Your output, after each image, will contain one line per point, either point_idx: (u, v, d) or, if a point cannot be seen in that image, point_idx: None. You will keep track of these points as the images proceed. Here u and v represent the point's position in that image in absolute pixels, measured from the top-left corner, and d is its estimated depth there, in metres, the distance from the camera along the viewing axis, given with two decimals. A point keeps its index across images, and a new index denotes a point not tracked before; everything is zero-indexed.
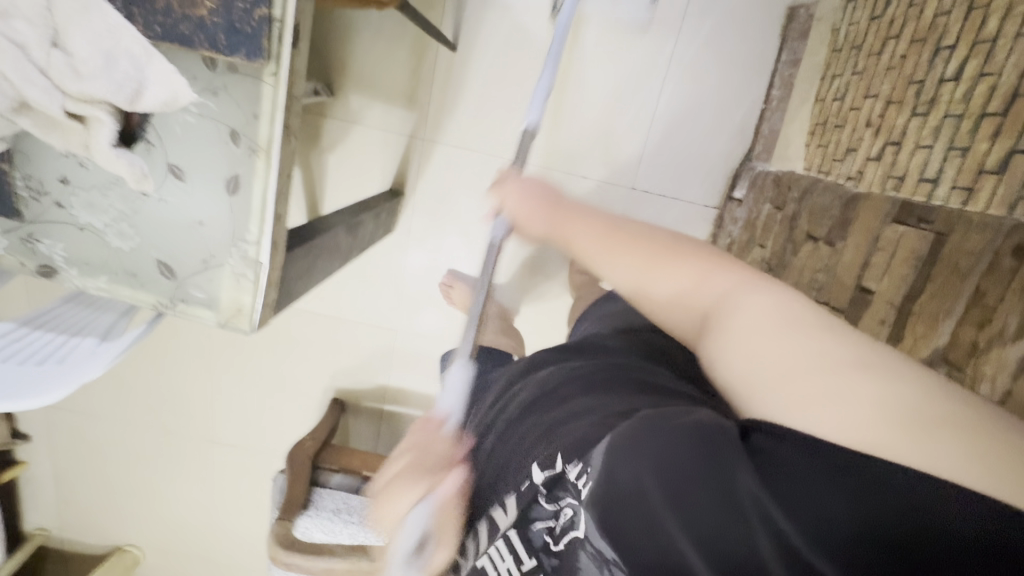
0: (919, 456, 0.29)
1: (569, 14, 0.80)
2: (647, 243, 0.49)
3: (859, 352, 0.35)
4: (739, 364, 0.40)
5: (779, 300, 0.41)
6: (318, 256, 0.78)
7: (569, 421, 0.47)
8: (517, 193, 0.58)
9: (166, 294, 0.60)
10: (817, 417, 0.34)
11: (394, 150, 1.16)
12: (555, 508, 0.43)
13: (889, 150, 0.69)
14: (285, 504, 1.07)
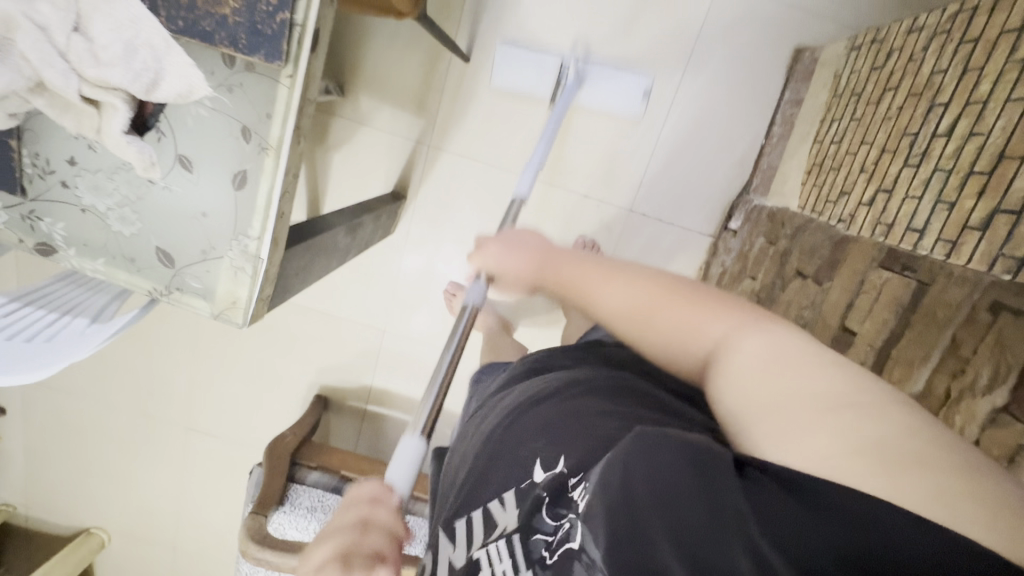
0: (903, 499, 0.31)
1: (560, 108, 0.96)
2: (646, 283, 0.51)
3: (844, 391, 0.37)
4: (730, 401, 0.43)
5: (776, 343, 0.42)
6: (316, 254, 0.78)
7: (574, 436, 0.48)
8: (493, 252, 0.62)
9: (162, 282, 0.60)
10: (809, 461, 0.35)
11: (400, 154, 1.18)
12: (556, 523, 0.42)
13: (880, 197, 0.71)
14: (260, 499, 1.07)
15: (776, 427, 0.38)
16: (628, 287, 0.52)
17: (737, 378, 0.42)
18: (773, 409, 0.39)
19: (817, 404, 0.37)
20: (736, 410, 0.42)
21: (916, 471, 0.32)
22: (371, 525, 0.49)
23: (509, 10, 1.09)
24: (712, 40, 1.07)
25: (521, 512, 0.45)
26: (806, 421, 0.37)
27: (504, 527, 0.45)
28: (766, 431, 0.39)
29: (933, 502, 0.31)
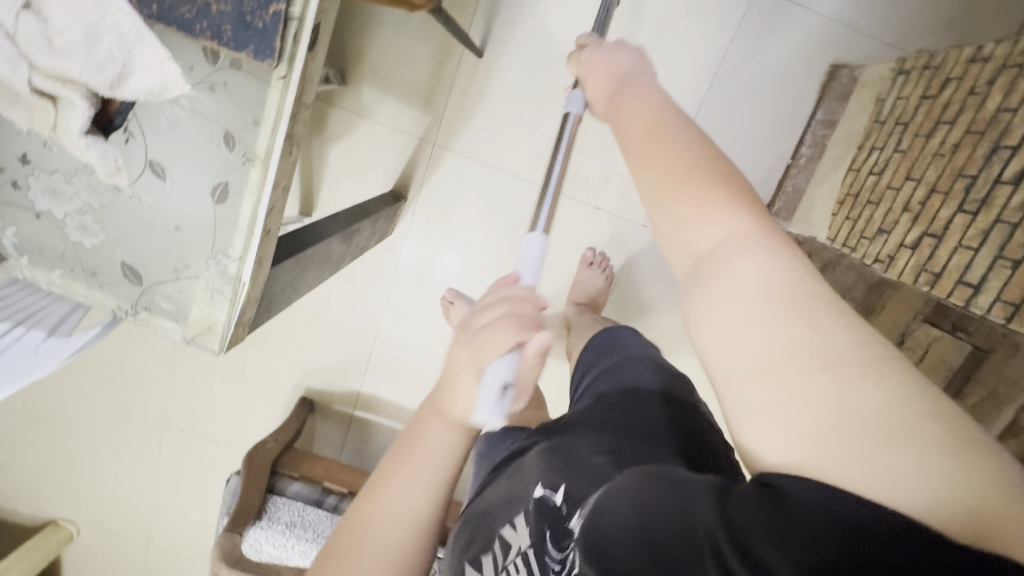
0: (874, 476, 0.26)
1: None
2: (675, 157, 0.39)
3: (830, 342, 0.30)
4: (705, 346, 0.34)
5: (772, 273, 0.33)
6: (307, 266, 0.71)
7: (578, 466, 0.46)
8: (596, 63, 0.50)
9: (128, 300, 0.53)
10: (778, 423, 0.30)
11: (402, 151, 1.10)
12: (561, 555, 0.39)
13: (926, 241, 0.65)
14: (236, 512, 1.01)
15: (753, 390, 0.31)
16: (648, 164, 0.40)
17: (724, 307, 0.33)
18: (755, 365, 0.31)
19: (807, 359, 0.30)
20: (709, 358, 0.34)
21: (905, 447, 0.26)
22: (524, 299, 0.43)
23: (529, 3, 1.01)
24: (745, 47, 0.99)
25: (533, 533, 0.43)
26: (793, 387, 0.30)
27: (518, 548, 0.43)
28: (742, 390, 0.32)
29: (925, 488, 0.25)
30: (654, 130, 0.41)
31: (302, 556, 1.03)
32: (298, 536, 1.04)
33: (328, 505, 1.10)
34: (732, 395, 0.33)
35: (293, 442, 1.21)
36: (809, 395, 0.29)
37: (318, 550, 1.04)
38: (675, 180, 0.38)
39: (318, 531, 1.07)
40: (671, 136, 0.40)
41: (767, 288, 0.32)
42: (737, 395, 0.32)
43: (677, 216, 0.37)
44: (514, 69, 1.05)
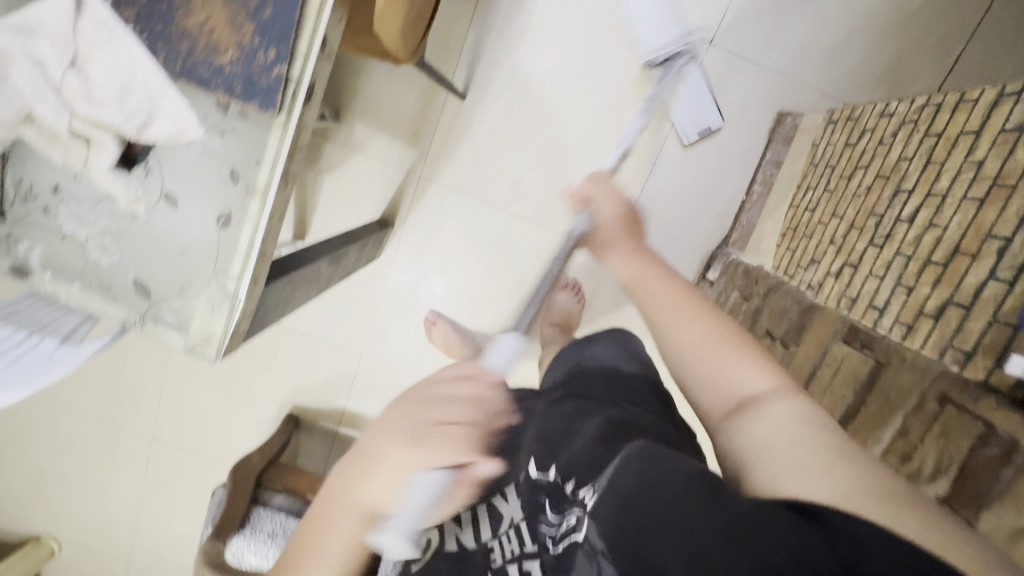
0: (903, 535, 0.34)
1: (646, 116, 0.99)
2: (693, 305, 0.57)
3: (844, 446, 0.41)
4: (756, 437, 0.45)
5: (791, 400, 0.46)
6: (297, 286, 0.79)
7: (563, 446, 0.56)
8: (604, 201, 0.75)
9: (138, 312, 0.60)
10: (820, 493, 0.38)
11: (390, 183, 1.19)
12: (559, 518, 0.51)
13: (847, 270, 0.74)
14: (221, 521, 1.05)
15: (794, 460, 0.41)
16: (696, 316, 0.56)
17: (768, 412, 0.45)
18: (798, 451, 0.41)
19: (839, 448, 0.41)
20: (758, 443, 0.44)
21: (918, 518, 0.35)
22: (490, 396, 0.59)
23: (507, 54, 1.13)
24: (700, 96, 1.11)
25: (528, 505, 0.56)
26: (829, 460, 0.40)
27: (512, 517, 0.57)
28: (790, 469, 0.41)
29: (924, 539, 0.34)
30: (694, 298, 0.58)
31: None
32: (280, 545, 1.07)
33: None
34: (774, 470, 0.42)
35: (278, 456, 1.26)
36: (843, 467, 0.39)
37: None
38: (724, 332, 0.54)
39: None
40: (677, 283, 0.61)
41: (809, 413, 0.45)
42: (781, 469, 0.41)
43: (732, 356, 0.51)
44: (494, 111, 1.15)
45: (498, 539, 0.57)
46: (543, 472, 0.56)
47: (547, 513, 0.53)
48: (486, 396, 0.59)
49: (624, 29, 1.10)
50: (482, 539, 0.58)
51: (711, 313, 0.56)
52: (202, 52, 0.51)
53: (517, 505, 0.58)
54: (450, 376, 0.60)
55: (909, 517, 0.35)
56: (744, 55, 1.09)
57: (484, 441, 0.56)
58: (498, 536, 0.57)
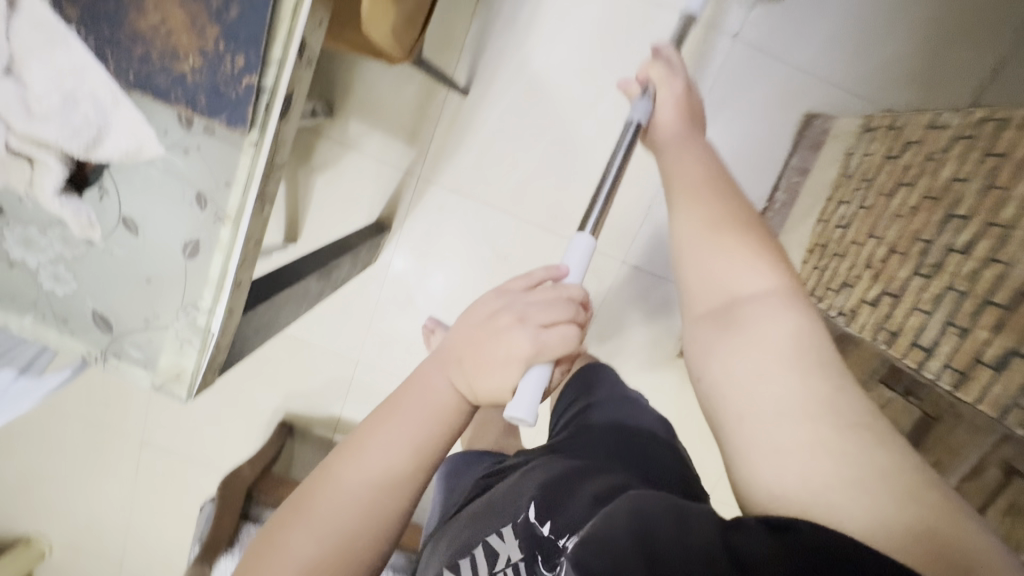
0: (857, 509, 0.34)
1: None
2: (720, 214, 0.51)
3: (828, 401, 0.39)
4: (736, 380, 0.43)
5: (794, 334, 0.43)
6: (282, 306, 0.72)
7: (557, 494, 0.51)
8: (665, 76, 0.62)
9: (98, 347, 0.54)
10: (783, 451, 0.38)
11: (387, 183, 1.11)
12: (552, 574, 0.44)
13: (885, 300, 0.68)
14: (208, 541, 1.00)
15: (777, 423, 0.40)
16: (700, 206, 0.52)
17: (757, 351, 0.43)
18: (776, 403, 0.40)
19: (825, 410, 0.39)
20: (739, 389, 0.43)
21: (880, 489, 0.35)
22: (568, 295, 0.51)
23: (514, 45, 1.04)
24: (720, 95, 1.02)
25: (522, 547, 0.48)
26: (812, 428, 0.38)
27: (510, 557, 0.48)
28: (765, 423, 0.40)
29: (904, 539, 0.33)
30: (712, 184, 0.53)
31: None
32: None
33: None
34: (752, 427, 0.41)
35: (269, 466, 1.21)
36: (827, 440, 0.37)
37: None
38: (731, 231, 0.50)
39: None
40: (722, 189, 0.53)
41: (801, 346, 0.42)
42: (752, 420, 0.41)
43: (732, 264, 0.48)
44: (498, 108, 1.07)
45: None
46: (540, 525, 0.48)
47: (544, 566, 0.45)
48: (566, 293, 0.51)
49: (640, 20, 1.01)
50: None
51: (720, 202, 0.52)
52: (159, 59, 0.44)
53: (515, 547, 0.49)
54: (521, 280, 0.51)
55: (870, 494, 0.34)
56: (772, 50, 1.00)
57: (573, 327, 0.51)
58: None
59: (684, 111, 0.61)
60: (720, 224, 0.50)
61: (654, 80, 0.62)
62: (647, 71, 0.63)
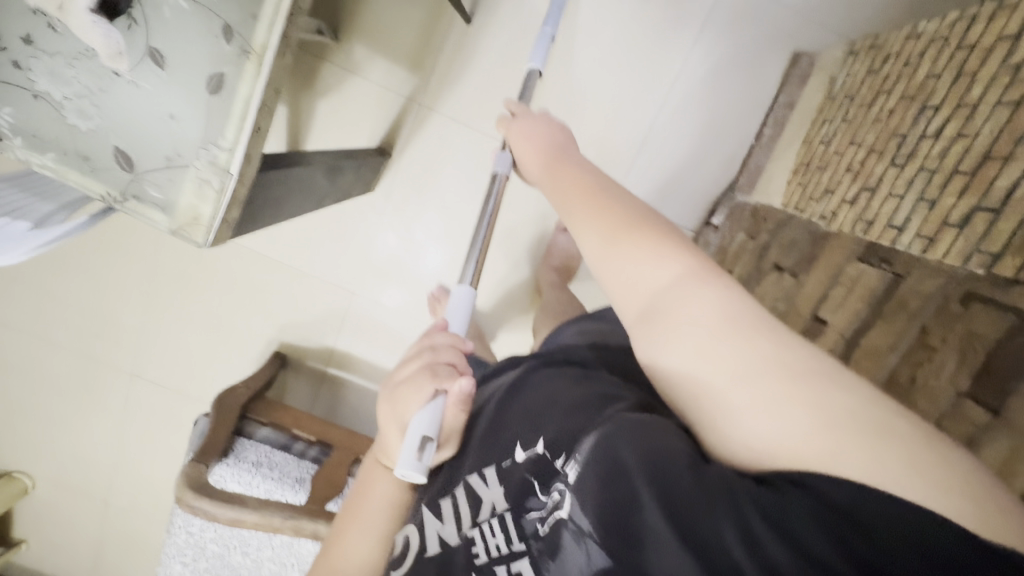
0: (872, 468, 0.35)
1: None
2: (613, 212, 0.51)
3: (790, 359, 0.40)
4: (690, 361, 0.44)
5: (725, 302, 0.44)
6: (290, 191, 0.74)
7: (552, 415, 0.58)
8: (524, 134, 0.66)
9: (118, 188, 0.56)
10: (769, 425, 0.40)
11: (389, 110, 1.14)
12: (547, 498, 0.51)
13: (863, 195, 0.72)
14: (203, 446, 1.02)
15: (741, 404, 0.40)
16: (588, 225, 0.52)
17: (696, 332, 0.44)
18: (738, 374, 0.41)
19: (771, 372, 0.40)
20: (694, 370, 0.44)
21: (886, 441, 0.36)
22: (437, 348, 0.62)
23: None
24: (715, 33, 1.08)
25: (510, 491, 0.55)
26: (768, 391, 0.40)
27: (495, 506, 0.55)
28: (739, 400, 0.41)
29: (896, 470, 0.35)
30: (589, 191, 0.54)
31: (266, 492, 1.02)
32: (264, 474, 1.04)
33: (295, 450, 1.13)
34: (726, 402, 0.42)
35: (264, 391, 1.22)
36: (793, 399, 0.39)
37: (282, 489, 1.03)
38: (629, 227, 0.50)
39: (284, 470, 1.07)
40: (594, 188, 0.54)
41: (724, 316, 0.43)
42: (723, 398, 0.42)
43: (634, 266, 0.48)
44: (502, 38, 1.10)
45: (480, 527, 0.55)
46: (530, 448, 0.56)
47: (536, 494, 0.52)
48: (439, 345, 0.62)
49: None
50: (463, 532, 0.56)
51: (605, 207, 0.52)
52: None
53: (499, 493, 0.56)
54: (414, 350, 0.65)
55: (880, 452, 0.35)
56: None
57: (456, 368, 0.61)
58: (482, 523, 0.55)
59: (540, 155, 0.63)
60: (617, 220, 0.51)
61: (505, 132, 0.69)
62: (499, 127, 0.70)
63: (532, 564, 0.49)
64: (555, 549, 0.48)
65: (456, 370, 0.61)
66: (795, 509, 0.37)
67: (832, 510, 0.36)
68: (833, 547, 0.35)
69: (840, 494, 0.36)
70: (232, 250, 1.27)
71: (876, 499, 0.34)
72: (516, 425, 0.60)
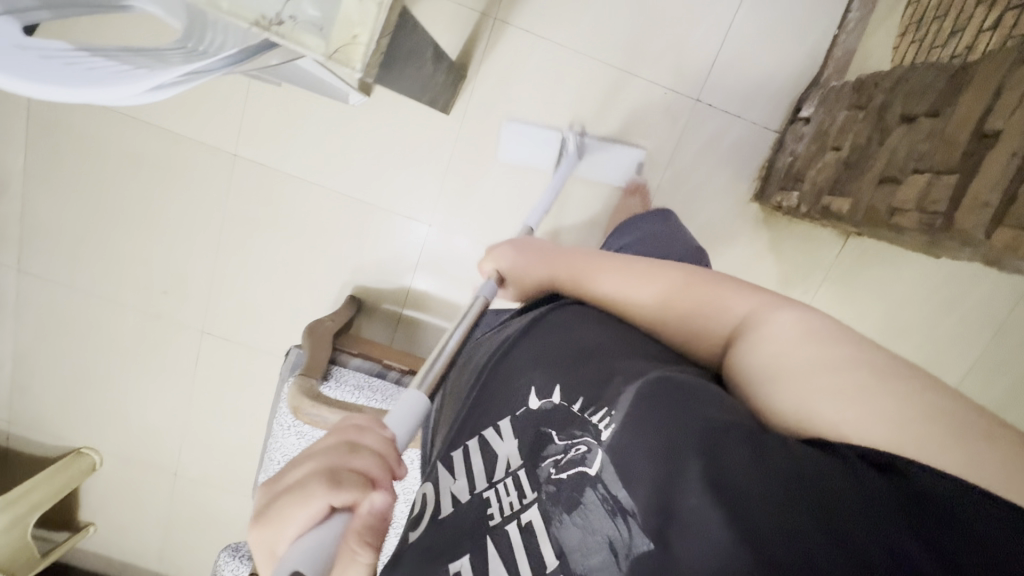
0: (943, 458, 0.43)
1: (561, 178, 1.10)
2: (660, 277, 0.71)
3: (861, 362, 0.51)
4: (771, 363, 0.56)
5: (800, 322, 0.58)
6: (411, 54, 0.72)
7: (567, 369, 0.61)
8: (517, 251, 0.85)
9: (274, 8, 0.53)
10: (843, 412, 0.48)
11: (464, 26, 1.13)
12: (567, 443, 0.53)
13: (1009, 14, 0.70)
14: (307, 365, 0.98)
15: (822, 387, 0.50)
16: (646, 283, 0.71)
17: (784, 344, 0.56)
18: (818, 370, 0.52)
19: (855, 365, 0.51)
20: (774, 369, 0.55)
21: (945, 431, 0.44)
22: (358, 447, 0.48)
23: None
24: None
25: (522, 449, 0.55)
26: (850, 391, 0.49)
27: (509, 466, 0.55)
28: (824, 397, 0.50)
29: (966, 458, 0.42)
30: (627, 266, 0.74)
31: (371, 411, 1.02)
32: (367, 396, 1.02)
33: (391, 378, 1.06)
34: (802, 392, 0.52)
35: (347, 328, 1.19)
36: (873, 388, 0.48)
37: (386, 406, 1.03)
38: (681, 283, 0.69)
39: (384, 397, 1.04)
40: (637, 265, 0.74)
41: (815, 327, 0.56)
42: (801, 388, 0.52)
43: (707, 298, 0.67)
44: None
45: (493, 489, 0.54)
46: (546, 398, 0.58)
47: (553, 441, 0.54)
48: (363, 449, 0.48)
49: None
50: (477, 492, 0.54)
51: (657, 273, 0.72)
52: None
53: (514, 448, 0.56)
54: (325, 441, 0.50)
55: (944, 446, 0.43)
56: None
57: (372, 481, 0.46)
58: (493, 486, 0.54)
59: (542, 256, 0.82)
60: (670, 283, 0.70)
61: (494, 264, 0.86)
62: (485, 263, 0.87)
63: (543, 512, 0.49)
64: (575, 503, 0.48)
65: (373, 482, 0.46)
66: (858, 482, 0.42)
67: (897, 488, 0.41)
68: (882, 510, 0.40)
69: (918, 476, 0.41)
70: (303, 191, 1.25)
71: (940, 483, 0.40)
72: (533, 372, 0.62)
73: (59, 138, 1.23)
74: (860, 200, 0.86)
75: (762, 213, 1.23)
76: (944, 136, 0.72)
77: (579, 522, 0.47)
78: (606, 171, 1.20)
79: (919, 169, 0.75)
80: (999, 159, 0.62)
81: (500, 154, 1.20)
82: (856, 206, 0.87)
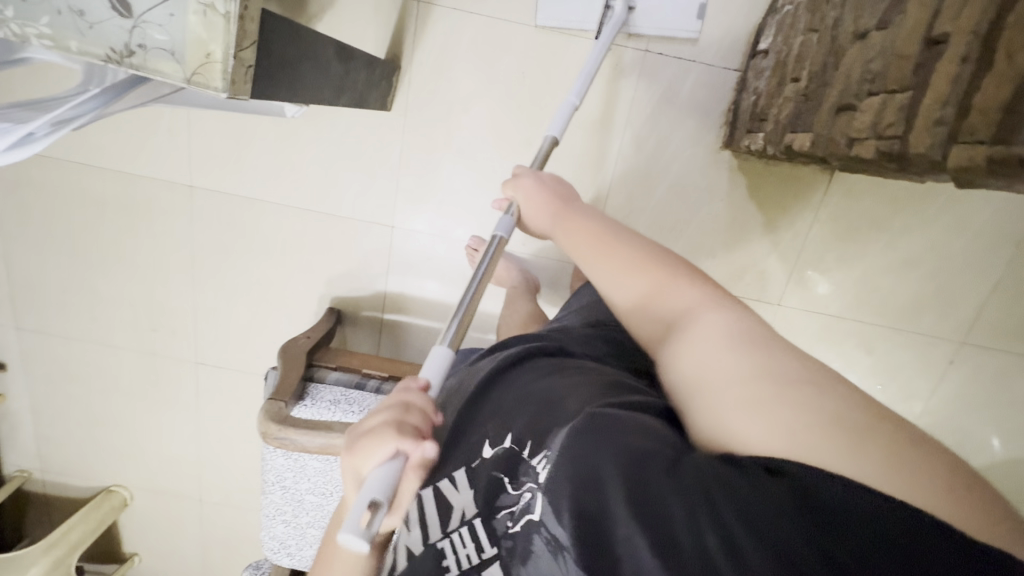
0: (856, 464, 0.38)
1: (604, 38, 0.97)
2: (631, 256, 0.62)
3: (784, 369, 0.46)
4: (696, 371, 0.51)
5: (730, 323, 0.52)
6: (301, 58, 0.69)
7: (519, 413, 0.61)
8: (529, 190, 0.75)
9: (122, 39, 0.51)
10: (757, 422, 0.44)
11: (390, 13, 1.08)
12: (518, 493, 0.54)
13: None
14: (277, 389, 0.98)
15: (738, 397, 0.46)
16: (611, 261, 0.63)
17: (710, 346, 0.51)
18: (739, 375, 0.47)
19: (762, 372, 0.46)
20: (698, 377, 0.50)
21: (860, 441, 0.40)
22: (410, 407, 0.53)
23: None
24: None
25: (481, 498, 0.58)
26: (765, 397, 0.44)
27: (466, 515, 0.58)
28: (742, 410, 0.45)
29: (890, 471, 0.38)
30: (605, 238, 0.65)
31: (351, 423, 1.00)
32: (344, 410, 1.01)
33: (369, 387, 1.09)
34: (721, 403, 0.47)
35: (327, 342, 1.19)
36: (789, 398, 0.43)
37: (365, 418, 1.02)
38: (647, 264, 0.61)
39: (363, 406, 1.04)
40: (617, 240, 0.64)
41: (736, 329, 0.51)
42: (719, 398, 0.47)
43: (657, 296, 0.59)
44: None
45: (451, 539, 0.57)
46: (501, 444, 0.59)
47: (506, 490, 0.55)
48: (413, 406, 0.54)
49: None
50: (432, 542, 0.58)
51: (629, 246, 0.63)
52: None
53: (470, 498, 0.59)
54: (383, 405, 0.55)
55: (865, 454, 0.39)
56: None
57: (423, 432, 0.52)
58: (451, 534, 0.57)
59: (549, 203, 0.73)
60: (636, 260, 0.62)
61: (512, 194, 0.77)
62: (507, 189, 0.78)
63: (501, 566, 0.51)
64: (526, 555, 0.49)
65: (422, 433, 0.52)
66: (773, 506, 0.38)
67: (804, 504, 0.37)
68: (801, 539, 0.36)
69: (837, 493, 0.37)
70: (262, 211, 1.24)
71: (851, 498, 0.36)
72: (485, 424, 0.63)
73: (27, 194, 1.25)
74: (821, 134, 0.79)
75: (736, 161, 1.16)
76: (897, 48, 0.64)
77: (532, 572, 0.48)
78: (663, 22, 1.07)
79: (874, 93, 0.67)
80: (950, 66, 0.55)
81: (539, 13, 1.08)
82: (817, 141, 0.80)
